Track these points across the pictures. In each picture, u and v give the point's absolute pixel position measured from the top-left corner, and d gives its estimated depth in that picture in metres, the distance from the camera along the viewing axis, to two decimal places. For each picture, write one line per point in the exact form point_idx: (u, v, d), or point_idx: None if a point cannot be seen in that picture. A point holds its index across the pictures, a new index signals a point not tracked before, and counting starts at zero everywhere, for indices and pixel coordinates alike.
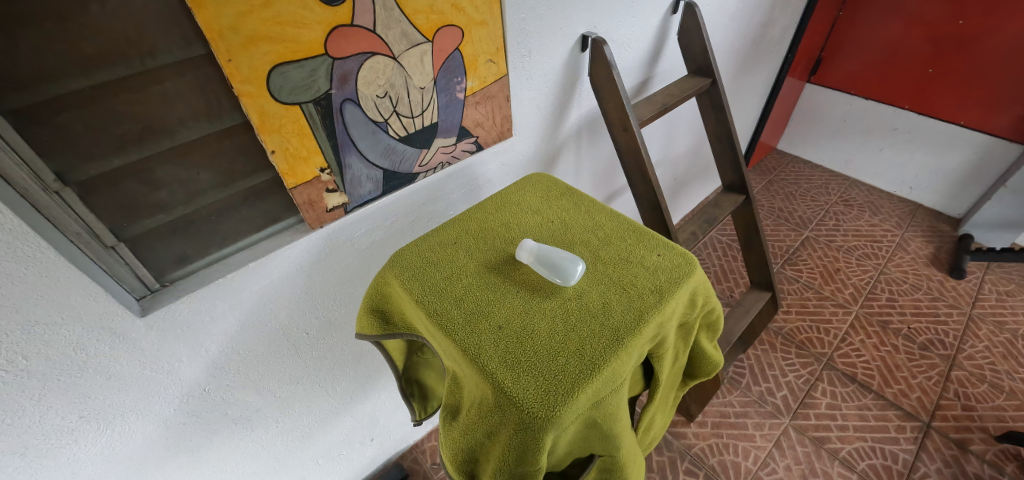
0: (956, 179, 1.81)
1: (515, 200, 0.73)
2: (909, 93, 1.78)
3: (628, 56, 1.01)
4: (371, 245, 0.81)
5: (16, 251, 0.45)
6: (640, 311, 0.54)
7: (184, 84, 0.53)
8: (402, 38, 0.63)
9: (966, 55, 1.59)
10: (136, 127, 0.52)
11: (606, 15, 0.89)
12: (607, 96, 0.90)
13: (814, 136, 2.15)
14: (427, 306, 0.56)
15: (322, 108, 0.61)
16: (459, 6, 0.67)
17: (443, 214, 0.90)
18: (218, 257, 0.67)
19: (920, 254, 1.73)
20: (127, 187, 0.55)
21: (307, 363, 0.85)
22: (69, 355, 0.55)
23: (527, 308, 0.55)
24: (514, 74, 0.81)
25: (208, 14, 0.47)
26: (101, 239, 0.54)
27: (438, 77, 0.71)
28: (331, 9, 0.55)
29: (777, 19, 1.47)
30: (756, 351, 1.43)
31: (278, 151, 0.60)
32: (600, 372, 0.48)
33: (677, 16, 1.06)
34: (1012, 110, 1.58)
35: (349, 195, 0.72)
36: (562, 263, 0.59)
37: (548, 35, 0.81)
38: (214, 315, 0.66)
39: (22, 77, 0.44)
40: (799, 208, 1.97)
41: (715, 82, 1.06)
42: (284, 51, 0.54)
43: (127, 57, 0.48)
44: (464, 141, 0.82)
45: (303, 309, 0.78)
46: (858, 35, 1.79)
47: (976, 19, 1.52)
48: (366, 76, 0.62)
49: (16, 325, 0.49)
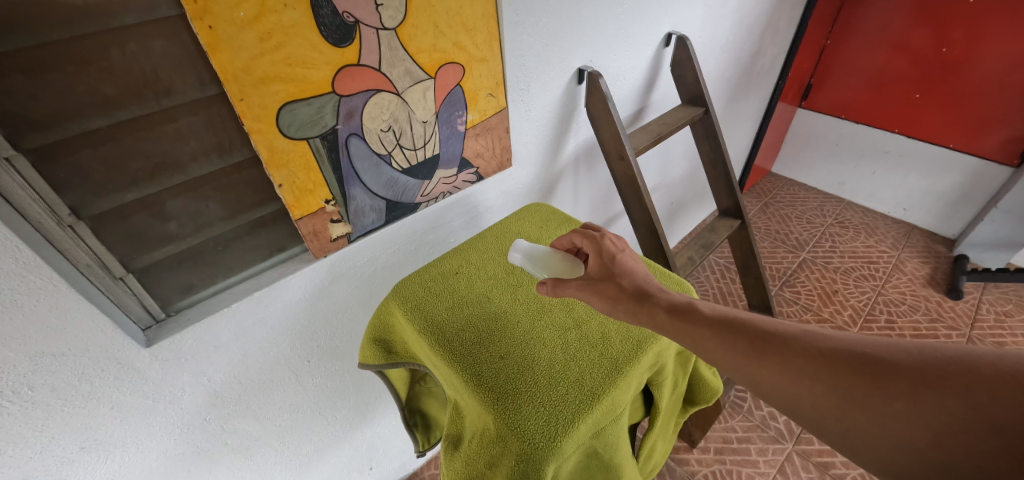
0: (949, 200, 1.84)
1: (515, 230, 0.75)
2: (899, 117, 1.83)
3: (623, 87, 1.04)
4: (372, 273, 0.82)
5: (29, 284, 0.47)
6: (637, 341, 0.55)
7: (197, 121, 0.55)
8: (407, 75, 0.66)
9: (951, 80, 1.64)
10: (149, 162, 0.54)
11: (602, 50, 0.93)
12: (603, 126, 0.93)
13: (808, 159, 2.20)
14: (430, 336, 0.57)
15: (328, 142, 0.63)
16: (461, 45, 0.70)
17: (443, 242, 0.92)
18: (223, 286, 0.68)
19: (917, 275, 1.75)
20: (137, 219, 0.56)
21: (308, 390, 0.85)
22: (74, 385, 0.56)
23: (527, 339, 0.56)
24: (513, 107, 0.84)
25: (222, 57, 0.50)
26: (110, 270, 0.55)
27: (440, 111, 0.74)
28: (339, 50, 0.58)
29: (766, 49, 1.52)
30: None
31: (285, 185, 0.62)
32: (600, 402, 0.49)
33: (669, 49, 1.10)
34: (1001, 134, 1.62)
35: (352, 225, 0.73)
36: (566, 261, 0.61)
37: (546, 69, 0.85)
38: (218, 343, 0.67)
39: (43, 116, 0.46)
40: (795, 230, 2.00)
41: (708, 111, 1.10)
42: (293, 90, 0.57)
43: (144, 97, 0.51)
44: (465, 172, 0.84)
45: (306, 338, 0.79)
46: (846, 62, 1.85)
47: (959, 46, 1.58)
48: (371, 112, 0.65)
49: (24, 357, 0.50)
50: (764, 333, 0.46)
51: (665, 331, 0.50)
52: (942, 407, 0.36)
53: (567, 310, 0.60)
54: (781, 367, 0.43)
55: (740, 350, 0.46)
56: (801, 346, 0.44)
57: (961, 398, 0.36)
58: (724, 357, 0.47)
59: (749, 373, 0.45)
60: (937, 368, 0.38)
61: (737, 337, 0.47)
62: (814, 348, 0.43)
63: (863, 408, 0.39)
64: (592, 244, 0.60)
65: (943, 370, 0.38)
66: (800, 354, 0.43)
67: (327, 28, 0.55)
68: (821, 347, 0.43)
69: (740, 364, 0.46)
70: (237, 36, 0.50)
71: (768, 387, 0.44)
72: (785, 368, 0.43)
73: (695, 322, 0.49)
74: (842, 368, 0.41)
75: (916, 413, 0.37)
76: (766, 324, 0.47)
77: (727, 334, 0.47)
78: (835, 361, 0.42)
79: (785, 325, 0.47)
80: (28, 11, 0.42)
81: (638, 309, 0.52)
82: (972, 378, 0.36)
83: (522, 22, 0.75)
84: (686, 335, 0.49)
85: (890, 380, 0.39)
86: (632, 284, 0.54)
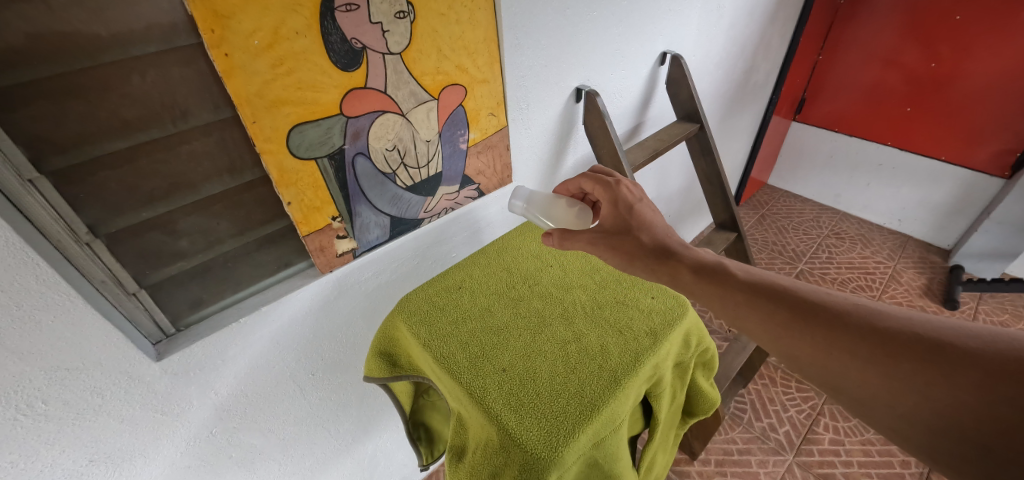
0: (943, 211, 1.87)
1: (516, 245, 0.76)
2: (891, 130, 1.86)
3: (620, 104, 1.08)
4: (377, 287, 0.84)
5: (47, 300, 0.49)
6: (635, 353, 0.57)
7: (210, 143, 0.58)
8: (411, 96, 0.69)
9: (941, 95, 1.67)
10: (164, 183, 0.56)
11: (598, 69, 0.96)
12: (601, 143, 0.96)
13: (803, 171, 2.23)
14: (434, 350, 0.58)
15: (335, 161, 0.65)
16: (463, 67, 0.73)
17: (446, 256, 0.94)
18: (231, 301, 0.70)
19: (913, 285, 1.77)
20: (151, 237, 0.58)
21: (312, 403, 0.86)
22: (86, 398, 0.57)
23: (529, 352, 0.58)
24: (513, 125, 0.87)
25: (237, 82, 0.52)
26: (124, 286, 0.57)
27: (443, 130, 0.77)
28: (347, 73, 0.60)
29: (760, 65, 1.56)
30: (756, 386, 1.43)
31: (294, 202, 0.64)
32: (600, 412, 0.50)
33: (664, 67, 1.13)
34: (991, 146, 1.65)
35: (357, 241, 0.75)
36: (573, 213, 0.70)
37: (545, 89, 0.88)
38: (226, 357, 0.69)
39: (66, 140, 0.48)
40: (792, 241, 2.02)
41: (703, 127, 1.13)
42: (304, 112, 0.59)
43: (161, 120, 0.53)
44: (467, 188, 0.87)
45: (310, 352, 0.80)
46: (837, 77, 1.89)
47: (948, 61, 1.61)
48: (377, 132, 0.67)
49: (40, 370, 0.52)
50: (775, 289, 0.53)
51: (705, 295, 0.57)
52: (928, 366, 0.42)
53: (567, 323, 0.62)
54: (813, 337, 0.48)
55: (777, 320, 0.50)
56: (809, 303, 0.50)
57: (946, 360, 0.41)
58: (759, 327, 0.52)
59: (783, 342, 0.50)
60: (928, 334, 0.43)
61: (776, 308, 0.51)
62: (819, 305, 0.50)
63: (855, 360, 0.45)
64: (608, 193, 0.68)
65: (935, 338, 0.43)
66: (805, 309, 0.50)
67: (335, 53, 0.58)
68: (825, 306, 0.49)
69: (750, 313, 0.53)
70: (251, 62, 0.53)
71: (801, 354, 0.49)
72: (789, 319, 0.50)
73: (715, 278, 0.57)
74: (840, 324, 0.47)
75: (902, 369, 0.43)
76: (802, 295, 0.51)
77: (743, 288, 0.54)
78: (835, 318, 0.48)
79: (821, 295, 0.51)
80: (56, 42, 0.44)
81: (662, 265, 0.60)
82: (960, 345, 0.41)
83: (521, 45, 0.78)
84: (728, 302, 0.55)
85: (883, 339, 0.45)
86: (651, 237, 0.63)
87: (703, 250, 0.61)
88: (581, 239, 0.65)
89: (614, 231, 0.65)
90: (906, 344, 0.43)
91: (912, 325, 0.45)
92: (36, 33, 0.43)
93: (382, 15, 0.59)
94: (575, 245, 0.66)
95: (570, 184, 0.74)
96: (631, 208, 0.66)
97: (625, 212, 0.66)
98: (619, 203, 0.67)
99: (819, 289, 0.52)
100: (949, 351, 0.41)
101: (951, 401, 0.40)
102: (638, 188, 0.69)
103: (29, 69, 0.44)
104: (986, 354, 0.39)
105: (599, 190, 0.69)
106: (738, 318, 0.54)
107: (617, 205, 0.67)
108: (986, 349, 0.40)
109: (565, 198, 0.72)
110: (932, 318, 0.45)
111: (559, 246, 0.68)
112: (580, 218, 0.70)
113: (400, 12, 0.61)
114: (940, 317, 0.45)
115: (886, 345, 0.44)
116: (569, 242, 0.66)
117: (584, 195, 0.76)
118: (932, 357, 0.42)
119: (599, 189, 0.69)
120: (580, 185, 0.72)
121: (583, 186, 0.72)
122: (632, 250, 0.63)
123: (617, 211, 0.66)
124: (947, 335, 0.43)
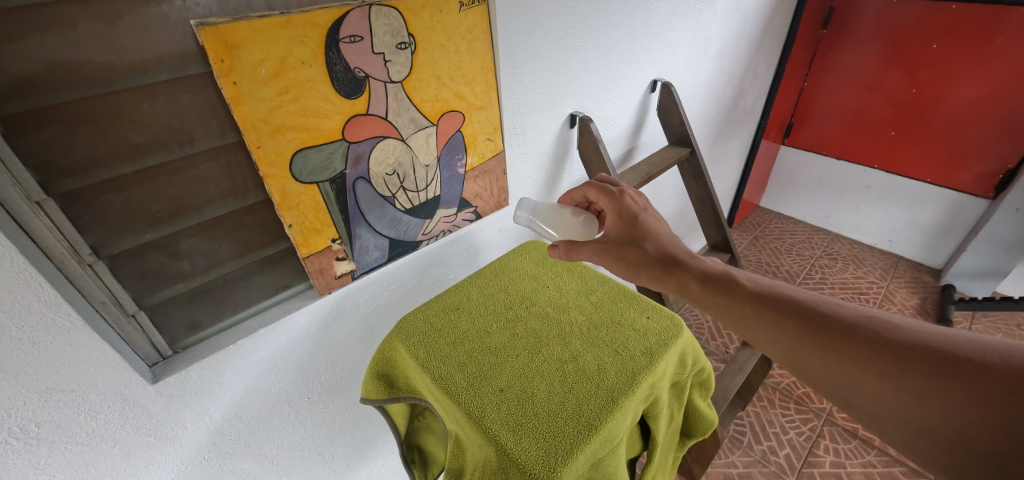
0: (932, 231, 1.91)
1: (513, 266, 0.78)
2: (878, 154, 1.90)
3: (614, 130, 1.11)
4: (375, 310, 0.84)
5: (46, 321, 0.49)
6: (632, 372, 0.57)
7: (215, 167, 0.59)
8: (411, 123, 0.71)
9: (923, 119, 1.73)
10: (168, 205, 0.57)
11: (592, 97, 0.99)
12: (596, 167, 1.00)
13: (794, 194, 2.28)
14: (432, 371, 0.58)
15: (336, 185, 0.67)
16: (461, 95, 0.76)
17: (444, 279, 0.95)
18: (230, 323, 0.70)
19: (906, 305, 1.78)
20: (153, 258, 0.58)
21: (307, 428, 0.84)
22: (79, 422, 0.57)
23: (526, 372, 0.58)
24: (510, 150, 0.90)
25: (244, 108, 0.54)
26: (124, 307, 0.57)
27: (441, 155, 0.79)
28: (350, 101, 0.63)
29: (747, 92, 1.62)
30: (755, 408, 1.42)
31: (295, 225, 0.66)
32: (597, 432, 0.50)
33: (655, 94, 1.18)
34: (975, 168, 1.70)
35: (356, 262, 0.76)
36: (577, 223, 0.72)
37: (541, 115, 0.91)
38: (222, 380, 0.69)
39: (74, 163, 0.49)
40: (786, 262, 2.04)
41: (693, 151, 1.18)
42: (307, 138, 0.61)
43: (169, 145, 0.54)
44: (464, 211, 0.88)
45: (307, 375, 0.79)
46: (822, 103, 1.95)
47: (927, 88, 1.67)
48: (377, 157, 0.69)
49: (35, 393, 0.51)
50: (784, 299, 0.54)
51: (712, 304, 0.58)
52: (941, 380, 0.42)
53: (564, 343, 0.62)
54: (824, 349, 0.48)
55: (787, 332, 0.51)
56: (819, 313, 0.51)
57: (963, 375, 0.41)
58: (769, 338, 0.53)
59: (792, 354, 0.51)
60: (943, 349, 0.43)
61: (786, 319, 0.52)
62: (830, 316, 0.50)
63: (867, 372, 0.46)
64: (612, 202, 0.69)
65: (951, 352, 0.43)
66: (815, 321, 0.50)
67: (339, 82, 0.61)
68: (835, 317, 0.50)
69: (760, 324, 0.54)
70: (258, 90, 0.55)
71: (813, 367, 0.49)
72: (800, 330, 0.51)
73: (724, 288, 0.58)
74: (851, 336, 0.48)
75: (917, 383, 0.43)
76: (812, 305, 0.52)
77: (752, 299, 0.55)
78: (846, 329, 0.48)
79: (831, 306, 0.52)
80: (72, 70, 0.46)
81: (668, 275, 0.61)
82: (977, 360, 0.41)
83: (518, 74, 0.82)
84: (736, 312, 0.56)
85: (896, 353, 0.45)
86: (655, 248, 0.64)
87: (710, 259, 0.62)
88: (588, 249, 0.66)
89: (619, 241, 0.66)
90: (919, 357, 0.44)
91: (926, 340, 0.45)
92: (53, 61, 0.44)
93: (384, 45, 0.62)
94: (582, 256, 0.67)
95: (576, 192, 0.75)
96: (635, 218, 0.67)
97: (627, 223, 0.67)
98: (624, 214, 0.68)
99: (828, 300, 0.53)
100: (966, 366, 0.41)
101: (969, 418, 0.40)
102: (643, 198, 0.71)
103: (44, 95, 0.45)
104: (1006, 369, 0.39)
105: (604, 200, 0.70)
106: (747, 329, 0.55)
107: (622, 215, 0.68)
108: (1005, 364, 0.40)
109: (569, 208, 0.73)
110: (947, 331, 0.45)
111: (565, 258, 0.69)
112: (585, 228, 0.72)
113: (402, 43, 0.64)
114: (955, 330, 0.45)
115: (898, 358, 0.44)
116: (576, 253, 0.67)
117: (589, 204, 0.77)
118: (948, 372, 0.42)
119: (604, 199, 0.70)
120: (586, 193, 0.74)
121: (589, 195, 0.73)
122: (637, 259, 0.64)
123: (620, 222, 0.67)
124: (962, 349, 0.43)
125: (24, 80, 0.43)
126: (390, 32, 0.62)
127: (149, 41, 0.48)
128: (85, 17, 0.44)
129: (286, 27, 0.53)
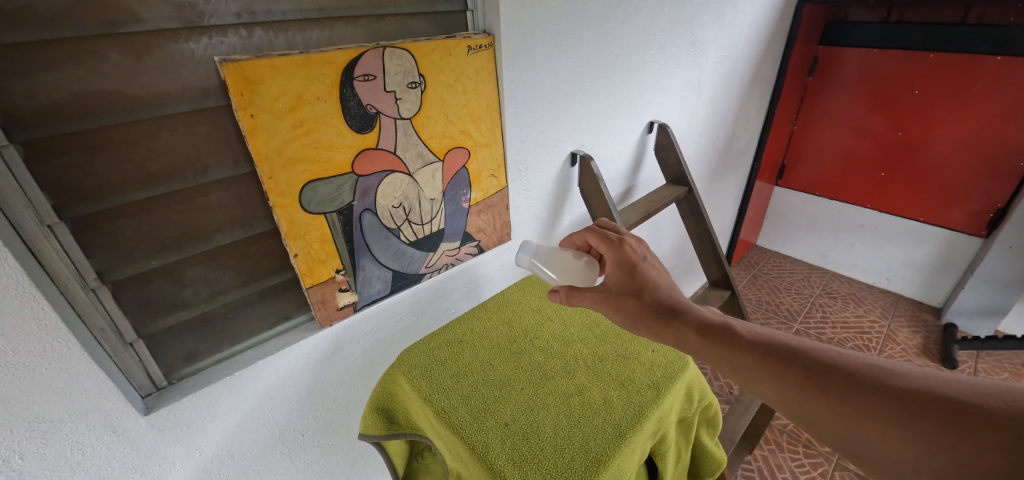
0: (928, 270, 1.93)
1: (516, 299, 0.77)
2: (870, 194, 1.95)
3: (612, 168, 1.14)
4: (375, 344, 0.83)
5: (44, 347, 0.48)
6: (639, 406, 0.56)
7: (226, 196, 0.60)
8: (418, 157, 0.73)
9: (912, 161, 1.79)
10: (177, 232, 0.57)
11: (593, 136, 1.03)
12: (596, 202, 1.02)
13: (789, 234, 2.31)
14: (436, 405, 0.57)
15: (343, 216, 0.68)
16: (467, 132, 0.79)
17: (445, 313, 0.94)
18: (228, 355, 0.69)
19: (910, 345, 1.76)
20: (155, 285, 0.58)
21: (297, 469, 0.80)
22: (65, 455, 0.54)
23: (532, 407, 0.57)
24: (513, 186, 0.92)
25: (260, 140, 0.56)
26: (123, 335, 0.57)
27: (447, 190, 0.81)
28: (361, 135, 0.65)
29: (741, 133, 1.68)
30: (763, 451, 1.38)
31: (300, 254, 0.66)
32: (606, 468, 0.49)
33: (652, 135, 1.22)
34: (965, 208, 1.74)
35: (359, 294, 0.76)
36: (579, 267, 0.72)
37: (543, 153, 0.94)
38: (216, 413, 0.67)
39: (91, 190, 0.50)
40: (786, 301, 2.04)
41: (691, 190, 1.21)
42: (318, 170, 0.63)
43: (183, 174, 0.55)
44: (467, 245, 0.89)
45: (304, 410, 0.77)
46: (812, 146, 2.02)
47: (914, 130, 1.74)
48: (385, 190, 0.71)
49: (22, 422, 0.49)
50: (784, 348, 0.51)
51: (712, 356, 0.55)
52: (952, 426, 0.39)
53: (569, 377, 0.61)
54: (831, 400, 0.45)
55: (792, 383, 0.48)
56: (820, 362, 0.48)
57: (968, 420, 0.39)
58: (772, 390, 0.49)
59: (797, 407, 0.47)
60: (946, 394, 0.41)
61: (789, 371, 0.49)
62: (831, 365, 0.47)
63: (874, 422, 0.43)
64: (612, 251, 0.69)
65: (954, 397, 0.41)
66: (817, 369, 0.48)
67: (352, 117, 0.63)
68: (836, 365, 0.47)
69: (762, 374, 0.50)
70: (273, 123, 0.57)
71: (820, 420, 0.46)
72: (803, 380, 0.48)
73: (723, 338, 0.55)
74: (856, 384, 0.45)
75: (925, 431, 0.40)
76: (811, 353, 0.49)
77: (752, 348, 0.52)
78: (848, 377, 0.46)
79: (830, 353, 0.49)
80: (97, 99, 0.47)
81: (667, 326, 0.58)
82: (981, 406, 0.39)
83: (522, 112, 0.85)
84: (737, 362, 0.52)
85: (901, 401, 0.42)
86: (654, 297, 0.62)
87: (708, 308, 0.60)
88: (587, 297, 0.65)
89: (618, 290, 0.65)
90: (924, 404, 0.41)
91: (929, 385, 0.43)
92: (80, 91, 0.46)
93: (395, 84, 0.66)
94: (581, 302, 0.67)
95: (576, 236, 0.76)
96: (634, 267, 0.66)
97: (627, 272, 0.66)
98: (622, 264, 0.67)
99: (827, 347, 0.50)
100: (972, 412, 0.39)
101: (979, 465, 0.37)
102: (642, 245, 0.70)
103: (67, 122, 0.47)
104: (1012, 413, 0.37)
105: (605, 248, 0.70)
106: (748, 379, 0.51)
107: (621, 265, 0.67)
108: (1011, 410, 0.38)
109: (571, 252, 0.74)
110: (946, 377, 0.43)
111: (566, 303, 0.68)
112: (586, 273, 0.72)
113: (412, 82, 0.68)
114: (955, 374, 0.43)
115: (903, 404, 0.42)
116: (575, 299, 0.67)
117: (591, 249, 0.77)
118: (954, 418, 0.40)
119: (605, 246, 0.70)
120: (587, 238, 0.74)
121: (590, 241, 0.74)
122: (631, 308, 0.62)
123: (620, 271, 0.67)
124: (965, 395, 0.41)
125: (50, 107, 0.45)
126: (402, 72, 0.66)
127: (173, 75, 0.51)
128: (116, 51, 0.47)
129: (304, 65, 0.56)
